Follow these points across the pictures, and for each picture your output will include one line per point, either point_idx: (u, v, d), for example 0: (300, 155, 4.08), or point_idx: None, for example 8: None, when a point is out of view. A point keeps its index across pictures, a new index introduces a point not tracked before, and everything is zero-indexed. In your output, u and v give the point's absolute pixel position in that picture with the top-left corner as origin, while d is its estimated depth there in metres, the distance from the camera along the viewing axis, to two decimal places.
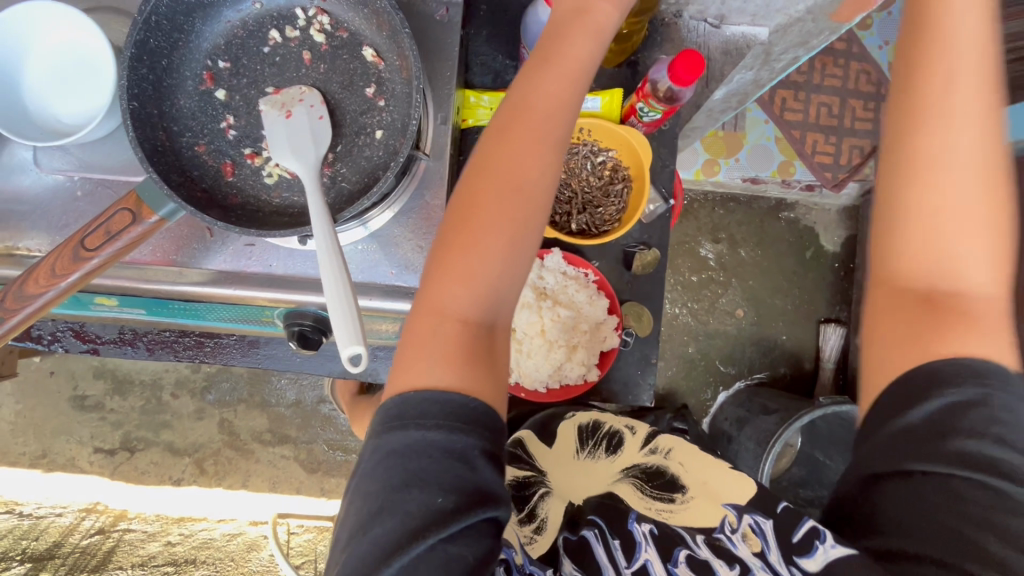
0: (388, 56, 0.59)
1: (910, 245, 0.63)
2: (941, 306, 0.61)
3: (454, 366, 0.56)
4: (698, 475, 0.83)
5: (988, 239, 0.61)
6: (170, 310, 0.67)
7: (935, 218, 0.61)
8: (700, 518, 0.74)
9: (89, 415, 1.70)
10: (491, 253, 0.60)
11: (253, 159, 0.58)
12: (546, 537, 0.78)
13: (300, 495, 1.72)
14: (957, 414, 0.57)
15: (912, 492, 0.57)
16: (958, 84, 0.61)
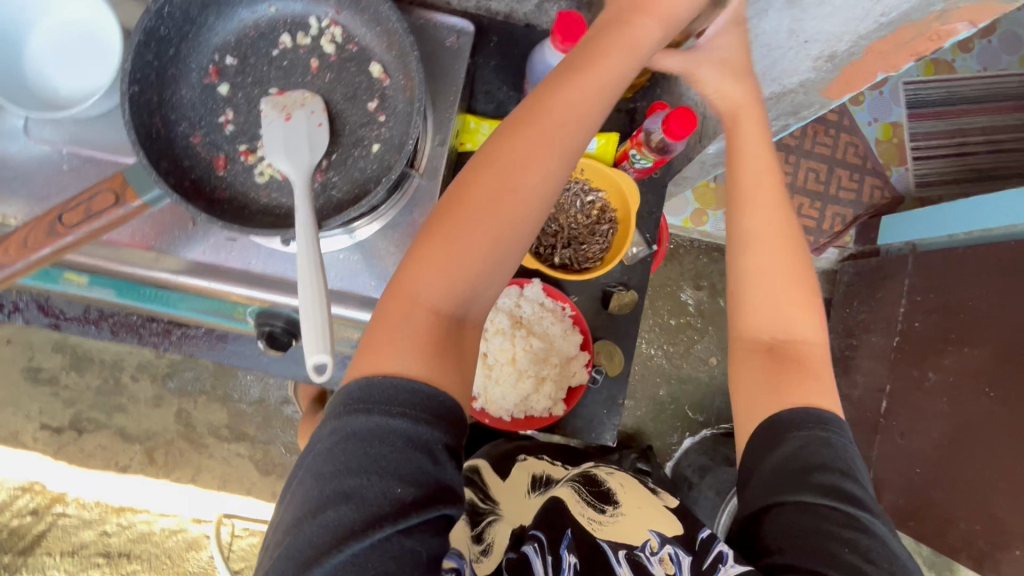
0: (394, 74, 0.60)
1: (750, 309, 0.75)
2: (779, 356, 0.73)
3: (422, 354, 0.58)
4: (631, 499, 0.84)
5: (806, 311, 0.74)
6: (141, 294, 0.66)
7: (762, 281, 0.74)
8: (622, 536, 0.75)
9: (41, 389, 1.64)
10: (471, 251, 0.61)
11: (247, 156, 0.59)
12: (492, 559, 0.75)
13: (251, 497, 1.67)
14: (819, 450, 0.67)
15: (801, 517, 0.64)
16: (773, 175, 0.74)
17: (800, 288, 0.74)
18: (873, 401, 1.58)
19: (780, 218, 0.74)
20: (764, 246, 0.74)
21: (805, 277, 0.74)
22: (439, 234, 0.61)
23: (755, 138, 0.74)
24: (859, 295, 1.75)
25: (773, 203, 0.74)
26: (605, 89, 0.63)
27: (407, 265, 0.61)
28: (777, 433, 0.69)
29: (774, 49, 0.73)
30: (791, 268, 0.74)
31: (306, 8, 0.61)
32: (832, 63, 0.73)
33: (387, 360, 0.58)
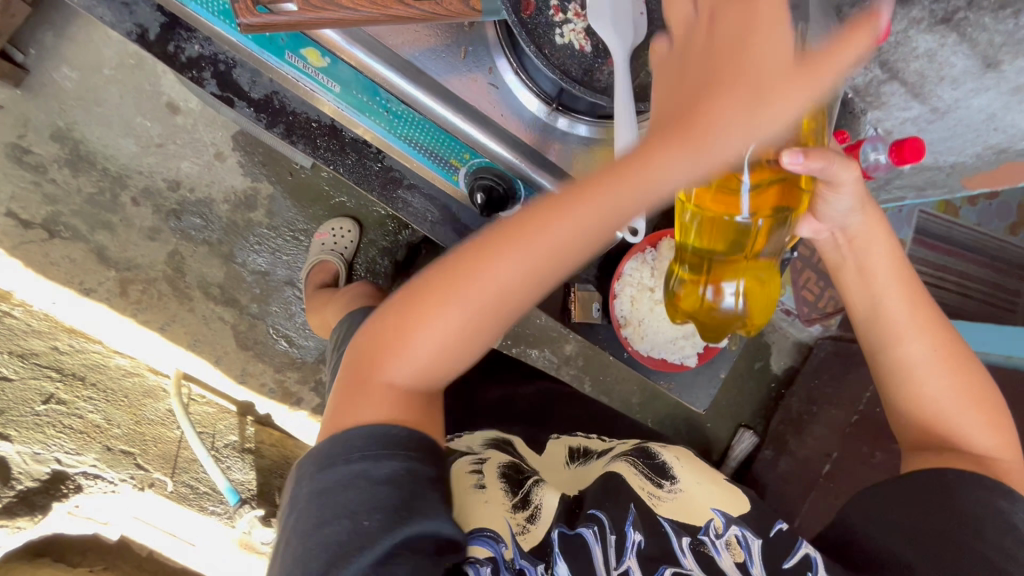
0: None
1: (910, 423, 0.73)
2: (953, 458, 0.68)
3: (389, 416, 0.55)
4: (690, 474, 0.79)
5: (981, 419, 0.68)
6: (372, 102, 0.63)
7: (930, 409, 0.70)
8: (688, 514, 0.71)
9: (23, 172, 1.43)
10: (435, 340, 0.55)
11: (558, 13, 0.58)
12: (541, 529, 0.65)
13: (216, 367, 1.55)
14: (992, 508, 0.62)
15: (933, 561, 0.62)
16: (899, 302, 0.71)
17: (953, 406, 0.69)
18: (817, 463, 1.78)
19: (934, 341, 0.70)
20: (928, 377, 0.70)
21: (979, 382, 0.70)
22: (419, 309, 0.54)
23: (886, 257, 0.71)
24: (830, 370, 1.91)
25: (915, 329, 0.70)
26: (701, 154, 0.45)
27: (386, 333, 0.57)
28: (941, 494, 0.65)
29: (960, 124, 0.82)
30: (969, 391, 0.69)
31: None
32: (995, 155, 0.85)
33: (354, 413, 0.55)
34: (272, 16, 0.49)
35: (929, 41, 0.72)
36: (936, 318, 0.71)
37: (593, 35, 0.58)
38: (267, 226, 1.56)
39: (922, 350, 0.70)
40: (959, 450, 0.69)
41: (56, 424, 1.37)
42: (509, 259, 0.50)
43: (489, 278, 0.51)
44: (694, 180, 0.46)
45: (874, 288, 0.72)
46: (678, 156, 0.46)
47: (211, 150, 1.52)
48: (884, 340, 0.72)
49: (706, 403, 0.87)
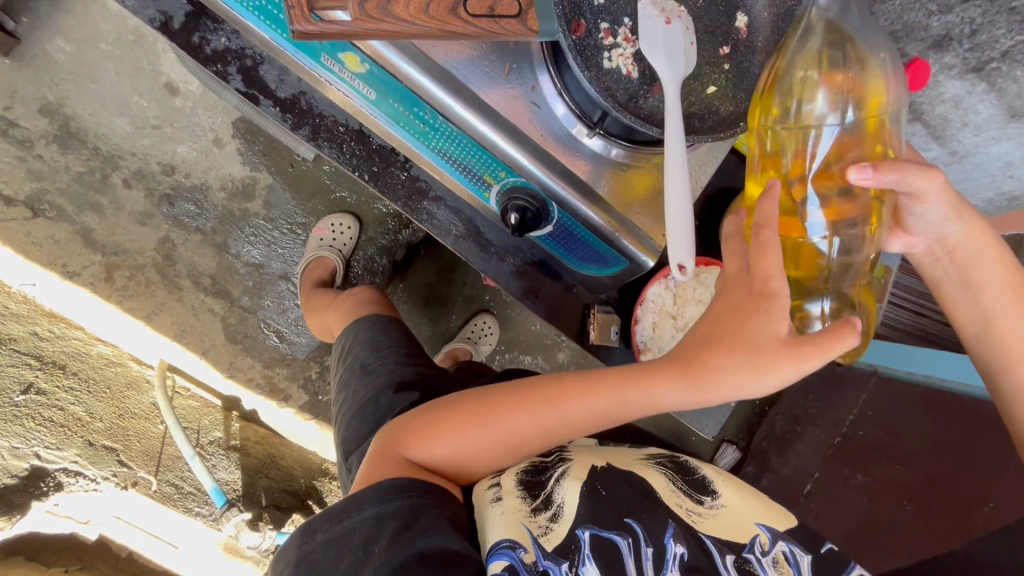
0: (756, 32, 0.60)
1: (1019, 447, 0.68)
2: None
3: (447, 468, 0.66)
4: (734, 488, 0.70)
5: None
6: (407, 113, 0.61)
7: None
8: (731, 527, 0.63)
9: (7, 146, 1.36)
10: (521, 449, 0.64)
11: (607, 36, 0.56)
12: (564, 527, 0.59)
13: (202, 360, 1.50)
14: None
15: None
16: (1014, 318, 0.65)
17: None
18: None
19: None
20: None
21: None
22: (504, 403, 0.63)
23: (997, 268, 0.65)
24: None
25: None
26: (742, 344, 0.53)
27: (470, 402, 0.66)
28: None
29: (977, 169, 0.84)
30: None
31: None
32: (1007, 203, 0.87)
33: (423, 449, 0.65)
34: (328, 23, 0.47)
35: (958, 87, 0.73)
36: None
37: (642, 61, 0.57)
38: (264, 218, 1.52)
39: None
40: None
41: (36, 416, 1.38)
42: (592, 389, 0.60)
43: (570, 395, 0.61)
44: (734, 368, 0.53)
45: (983, 304, 0.67)
46: (740, 356, 0.53)
47: (209, 135, 1.46)
48: (995, 360, 0.67)
49: (716, 429, 0.91)
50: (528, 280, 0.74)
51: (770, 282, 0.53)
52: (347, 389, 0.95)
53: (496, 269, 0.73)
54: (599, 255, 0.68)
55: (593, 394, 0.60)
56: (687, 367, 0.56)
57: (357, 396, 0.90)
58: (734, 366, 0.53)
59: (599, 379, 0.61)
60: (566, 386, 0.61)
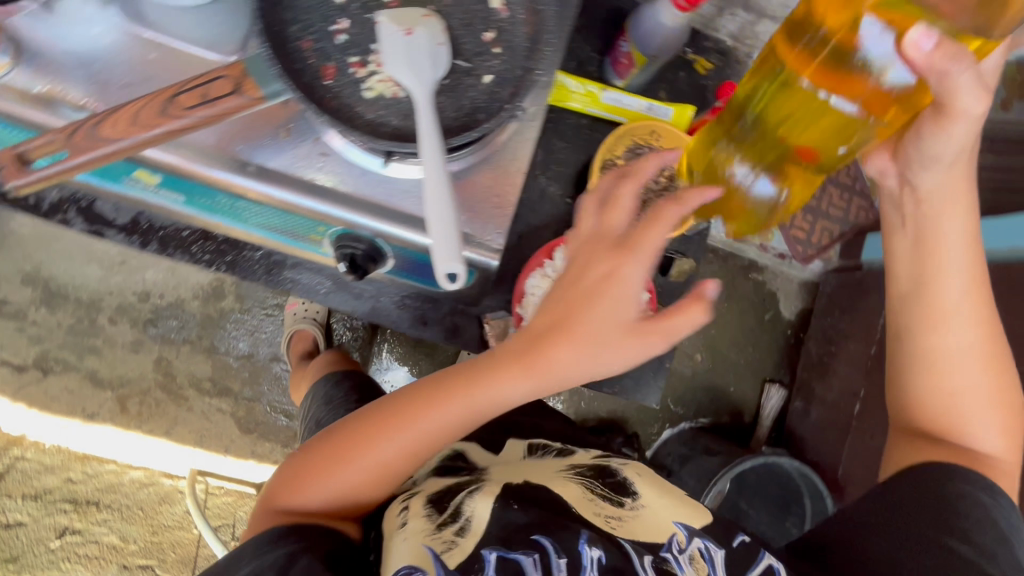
0: (514, 7, 0.59)
1: (916, 404, 0.63)
2: (945, 452, 0.62)
3: (334, 501, 0.64)
4: (654, 489, 0.73)
5: (992, 409, 0.61)
6: (214, 203, 0.63)
7: (946, 394, 0.61)
8: (650, 526, 0.66)
9: (4, 323, 1.51)
10: (400, 472, 0.62)
11: (358, 68, 0.57)
12: (469, 543, 0.61)
13: (227, 455, 1.60)
14: (966, 504, 0.59)
15: (887, 545, 0.62)
16: (953, 276, 0.58)
17: (969, 389, 0.60)
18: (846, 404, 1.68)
19: (978, 329, 0.59)
20: (962, 368, 0.60)
21: (1006, 381, 0.62)
22: (385, 422, 0.60)
23: (961, 227, 0.57)
24: (840, 305, 1.83)
25: (967, 316, 0.59)
26: (587, 338, 0.48)
27: (352, 426, 0.62)
28: (924, 493, 0.61)
29: None
30: (992, 383, 0.61)
31: None
32: None
33: (303, 490, 0.63)
34: (46, 171, 0.49)
35: None
36: (984, 297, 0.59)
37: None
38: (240, 311, 1.60)
39: (962, 336, 0.59)
40: (956, 441, 0.62)
41: (73, 555, 1.53)
42: (467, 400, 0.56)
43: (443, 401, 0.57)
44: (583, 364, 0.49)
45: (933, 254, 0.58)
46: (584, 346, 0.48)
47: None
48: (922, 315, 0.60)
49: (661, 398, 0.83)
50: (411, 311, 0.75)
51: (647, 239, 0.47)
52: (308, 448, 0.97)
53: (374, 309, 0.74)
54: None
55: (457, 397, 0.57)
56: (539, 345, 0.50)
57: None
58: (583, 359, 0.49)
59: (459, 378, 0.57)
60: (445, 395, 0.57)
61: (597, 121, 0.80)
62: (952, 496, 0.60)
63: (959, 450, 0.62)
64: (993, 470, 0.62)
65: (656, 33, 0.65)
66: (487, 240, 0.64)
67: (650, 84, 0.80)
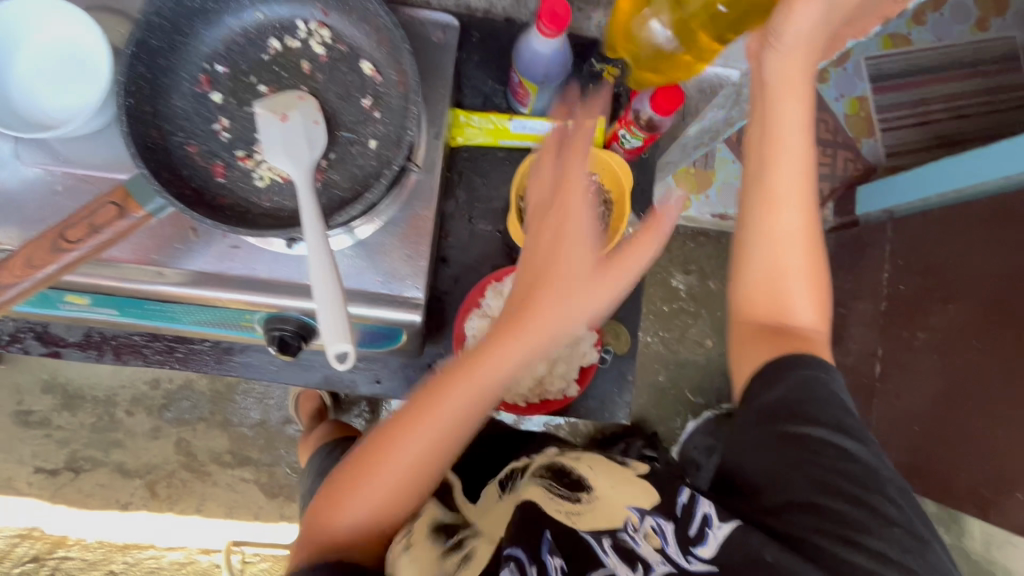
0: (386, 70, 0.60)
1: (753, 289, 0.65)
2: (784, 340, 0.63)
3: None
4: (607, 477, 0.68)
5: (809, 289, 0.64)
6: (146, 311, 0.65)
7: (778, 268, 0.63)
8: (602, 515, 0.61)
9: (33, 432, 1.59)
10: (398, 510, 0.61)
11: (245, 161, 0.59)
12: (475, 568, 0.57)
13: (258, 521, 1.64)
14: (809, 401, 0.58)
15: (806, 453, 0.57)
16: (789, 143, 0.59)
17: (793, 270, 0.62)
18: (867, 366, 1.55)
19: (803, 207, 0.61)
20: (792, 247, 0.62)
21: (817, 258, 0.63)
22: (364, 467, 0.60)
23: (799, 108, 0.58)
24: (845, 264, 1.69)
25: (797, 188, 0.60)
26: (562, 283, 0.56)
27: (333, 490, 0.61)
28: (776, 393, 0.60)
29: None
30: (811, 263, 0.63)
31: (291, 10, 0.60)
32: None
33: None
34: None
35: None
36: (808, 168, 0.60)
37: None
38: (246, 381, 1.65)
39: (791, 215, 0.61)
40: (784, 325, 0.64)
41: None
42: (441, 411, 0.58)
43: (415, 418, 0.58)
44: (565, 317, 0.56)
45: (765, 127, 0.59)
46: (565, 292, 0.56)
47: None
48: (764, 192, 0.61)
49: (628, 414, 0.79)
50: (364, 371, 0.75)
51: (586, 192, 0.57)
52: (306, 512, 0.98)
53: (326, 376, 0.76)
54: (374, 331, 0.66)
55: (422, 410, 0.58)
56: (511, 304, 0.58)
57: None
58: (572, 304, 0.56)
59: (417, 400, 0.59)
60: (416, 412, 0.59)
61: (511, 151, 0.80)
62: (800, 396, 0.59)
63: (799, 334, 0.63)
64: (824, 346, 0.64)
65: (539, 64, 0.65)
66: (404, 297, 0.64)
67: None
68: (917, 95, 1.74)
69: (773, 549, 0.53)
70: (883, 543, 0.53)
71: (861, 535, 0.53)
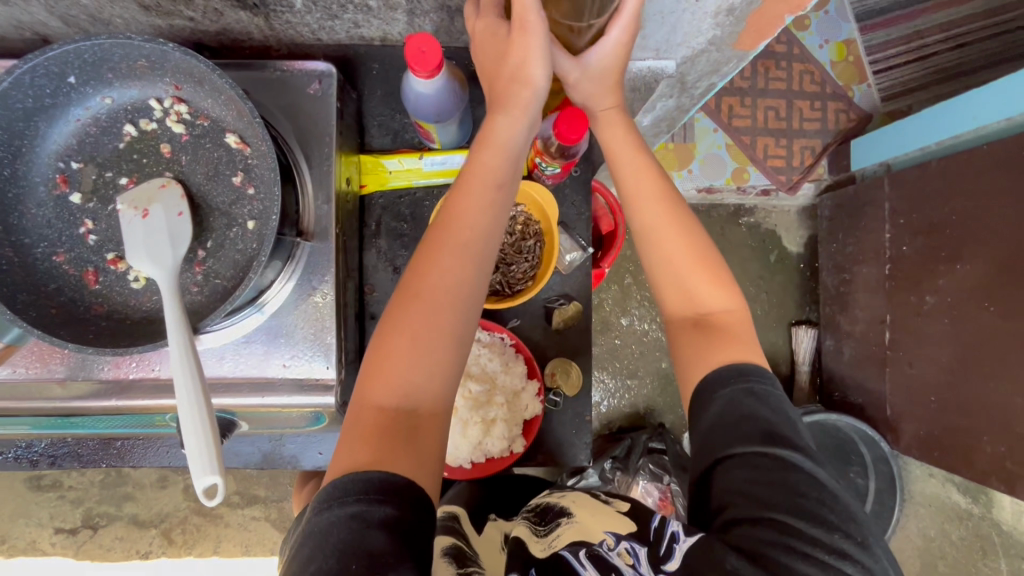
0: (252, 141, 0.54)
1: (666, 295, 0.65)
2: (707, 333, 0.62)
3: None
4: (586, 507, 0.60)
5: (711, 278, 0.63)
6: (57, 423, 0.62)
7: (679, 264, 0.63)
8: (575, 536, 0.53)
9: (47, 494, 1.63)
10: None
11: (117, 264, 0.54)
12: None
13: (276, 556, 1.66)
14: (747, 401, 0.55)
15: (748, 472, 0.52)
16: (630, 159, 0.65)
17: (692, 274, 0.63)
18: (875, 334, 1.43)
19: (663, 199, 0.64)
20: (670, 237, 0.64)
21: (704, 248, 0.64)
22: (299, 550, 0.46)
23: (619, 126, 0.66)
24: (842, 228, 1.56)
25: (653, 191, 0.64)
26: (472, 230, 0.55)
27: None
28: (700, 395, 0.58)
29: (666, 15, 0.65)
30: (698, 256, 0.63)
31: (142, 90, 0.54)
32: (732, 16, 0.66)
33: None
34: None
35: None
36: (658, 175, 0.65)
37: None
38: None
39: (654, 214, 0.64)
40: (706, 320, 0.62)
41: None
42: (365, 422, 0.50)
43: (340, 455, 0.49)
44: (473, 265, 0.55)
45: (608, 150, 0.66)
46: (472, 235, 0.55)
47: None
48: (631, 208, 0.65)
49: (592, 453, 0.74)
50: (305, 446, 0.72)
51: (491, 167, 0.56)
52: None
53: (266, 454, 0.72)
54: (298, 415, 0.63)
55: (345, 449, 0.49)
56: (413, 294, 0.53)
57: None
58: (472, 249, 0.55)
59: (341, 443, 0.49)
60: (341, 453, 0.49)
61: (430, 188, 0.74)
62: (729, 390, 0.56)
63: (719, 324, 0.62)
64: (749, 328, 0.62)
65: (425, 104, 0.58)
66: (315, 378, 0.59)
67: (476, 129, 0.73)
68: (908, 28, 1.58)
69: (734, 558, 0.47)
70: (824, 532, 0.48)
71: (810, 526, 0.48)
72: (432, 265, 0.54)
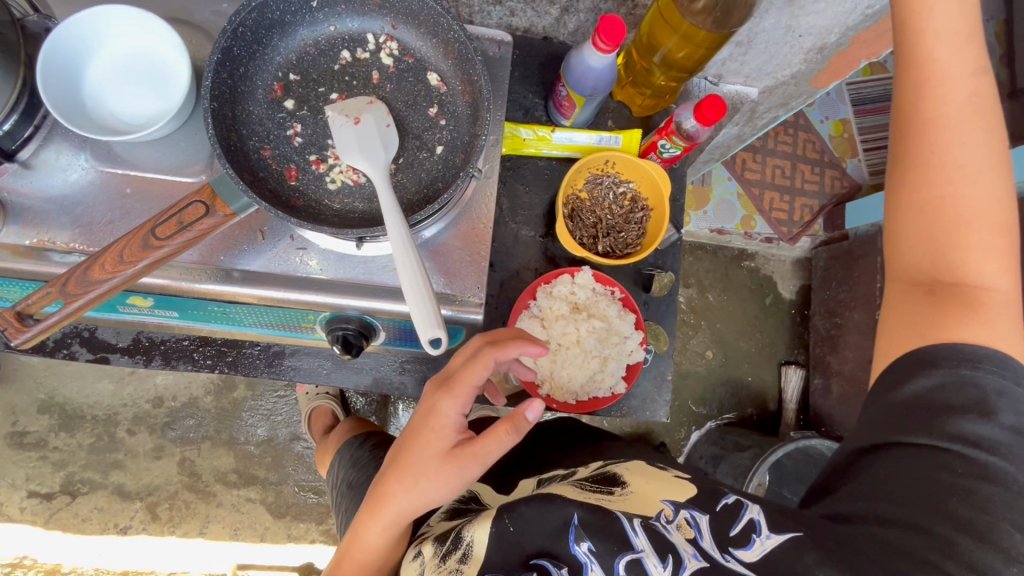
0: (451, 81, 0.64)
1: (911, 241, 0.59)
2: (943, 302, 0.57)
3: None
4: (644, 477, 0.65)
5: (988, 237, 0.56)
6: (205, 313, 0.67)
7: (946, 218, 0.57)
8: (634, 505, 0.58)
9: (27, 454, 1.53)
10: None
11: (318, 165, 0.61)
12: (472, 569, 0.55)
13: (263, 543, 1.58)
14: (962, 390, 0.54)
15: (912, 466, 0.54)
16: (948, 67, 0.55)
17: (967, 222, 0.56)
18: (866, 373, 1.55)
19: (971, 140, 0.56)
20: (955, 180, 0.56)
21: (996, 200, 0.56)
22: None
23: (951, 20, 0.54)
24: (837, 276, 1.70)
25: (961, 123, 0.56)
26: (416, 477, 0.56)
27: None
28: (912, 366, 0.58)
29: (771, 44, 0.80)
30: (989, 201, 0.56)
31: (362, 24, 0.64)
32: (821, 54, 0.81)
33: None
34: (43, 323, 0.51)
35: None
36: (979, 103, 0.56)
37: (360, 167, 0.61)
38: (253, 398, 1.62)
39: (957, 146, 0.56)
40: (960, 282, 0.57)
41: None
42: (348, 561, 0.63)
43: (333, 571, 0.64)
44: (422, 501, 0.57)
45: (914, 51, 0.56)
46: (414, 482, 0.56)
47: None
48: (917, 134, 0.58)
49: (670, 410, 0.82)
50: (413, 374, 0.78)
51: (479, 450, 0.55)
52: (340, 514, 1.00)
53: (377, 378, 0.79)
54: None
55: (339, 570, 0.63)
56: (405, 456, 0.57)
57: (341, 533, 0.96)
58: (421, 487, 0.56)
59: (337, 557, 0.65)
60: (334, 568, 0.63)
61: (551, 160, 0.83)
62: (938, 372, 0.55)
63: (967, 291, 0.56)
64: (1004, 302, 0.56)
65: (589, 76, 0.70)
66: (464, 295, 0.66)
67: (596, 118, 0.85)
68: None
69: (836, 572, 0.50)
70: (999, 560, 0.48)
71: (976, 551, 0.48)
72: (393, 487, 0.58)
